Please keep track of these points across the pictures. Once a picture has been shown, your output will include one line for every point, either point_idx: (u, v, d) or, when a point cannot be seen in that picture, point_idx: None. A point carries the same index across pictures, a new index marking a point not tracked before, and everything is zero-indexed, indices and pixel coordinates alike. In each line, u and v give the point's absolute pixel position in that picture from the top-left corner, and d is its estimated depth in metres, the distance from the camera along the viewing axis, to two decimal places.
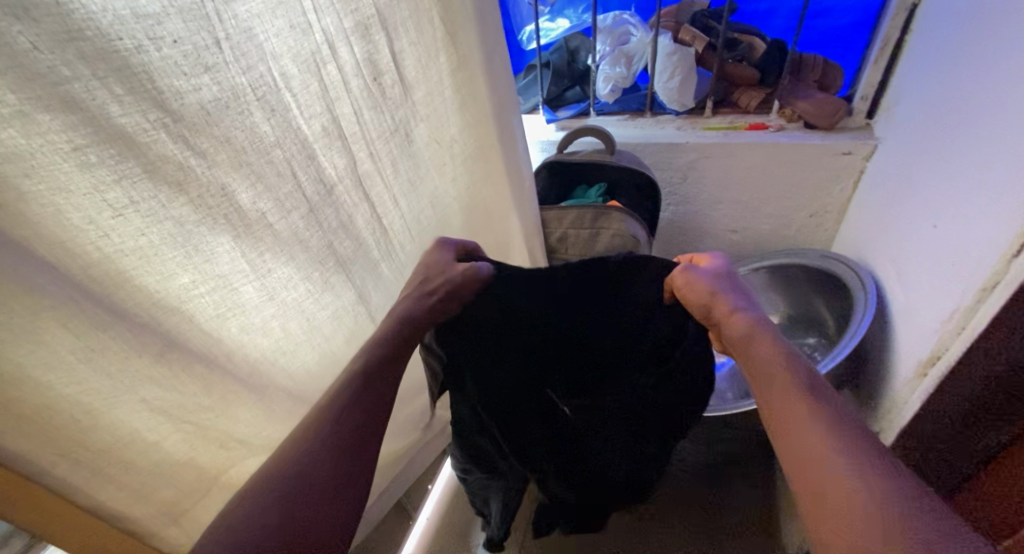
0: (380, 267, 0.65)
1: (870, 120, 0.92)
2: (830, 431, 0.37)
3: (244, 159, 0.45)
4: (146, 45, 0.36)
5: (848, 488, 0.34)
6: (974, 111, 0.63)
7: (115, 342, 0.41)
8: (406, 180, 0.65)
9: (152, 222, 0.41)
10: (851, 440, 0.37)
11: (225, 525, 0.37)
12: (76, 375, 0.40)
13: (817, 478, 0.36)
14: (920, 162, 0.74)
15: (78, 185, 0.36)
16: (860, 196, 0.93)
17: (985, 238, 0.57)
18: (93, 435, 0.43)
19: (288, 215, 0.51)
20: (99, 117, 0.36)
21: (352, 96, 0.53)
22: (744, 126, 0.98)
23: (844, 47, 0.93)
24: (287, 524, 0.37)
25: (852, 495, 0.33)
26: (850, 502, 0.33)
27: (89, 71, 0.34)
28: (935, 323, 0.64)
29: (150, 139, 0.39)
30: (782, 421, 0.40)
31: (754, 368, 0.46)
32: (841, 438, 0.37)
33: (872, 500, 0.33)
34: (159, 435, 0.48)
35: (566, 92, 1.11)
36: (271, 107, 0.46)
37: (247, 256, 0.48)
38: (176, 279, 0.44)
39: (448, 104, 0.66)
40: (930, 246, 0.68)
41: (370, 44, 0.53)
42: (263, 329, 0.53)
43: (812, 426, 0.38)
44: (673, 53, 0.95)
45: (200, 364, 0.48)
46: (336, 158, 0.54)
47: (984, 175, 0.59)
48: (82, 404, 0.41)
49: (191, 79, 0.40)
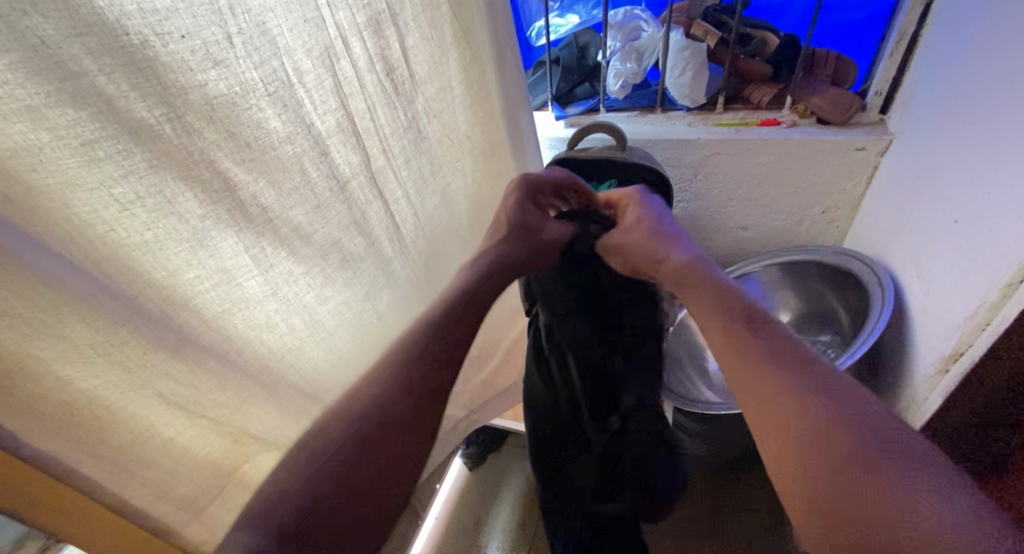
0: (394, 263, 0.64)
1: (883, 115, 0.91)
2: (779, 358, 0.38)
3: (249, 154, 0.44)
4: (153, 41, 0.35)
5: (800, 407, 0.35)
6: (997, 104, 0.61)
7: (134, 337, 0.41)
8: (418, 176, 0.64)
9: (157, 217, 0.39)
10: (797, 366, 0.38)
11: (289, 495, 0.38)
12: (95, 369, 0.40)
13: (767, 395, 0.37)
14: (941, 156, 0.72)
15: (85, 179, 0.35)
16: (874, 191, 0.92)
17: (1011, 234, 0.56)
18: (113, 431, 0.42)
19: (292, 210, 0.49)
20: (107, 111, 0.35)
21: (365, 92, 0.53)
22: (756, 122, 0.98)
23: (858, 42, 0.92)
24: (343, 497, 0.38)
25: (801, 412, 0.35)
26: (815, 455, 0.33)
27: (97, 65, 0.33)
28: (959, 318, 0.63)
29: (154, 135, 0.37)
30: (734, 343, 0.41)
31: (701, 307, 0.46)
32: (789, 364, 0.38)
33: (821, 418, 0.34)
34: (175, 430, 0.47)
35: (576, 88, 1.09)
36: (283, 103, 0.45)
37: (250, 251, 0.46)
38: (182, 274, 0.42)
39: (458, 100, 0.65)
40: (951, 242, 0.67)
41: (382, 38, 0.52)
42: (268, 325, 0.51)
43: (764, 377, 0.38)
44: (685, 49, 0.94)
45: (212, 359, 0.47)
46: (350, 155, 0.53)
47: (1008, 171, 0.58)
48: (99, 400, 0.41)
49: (198, 75, 0.38)
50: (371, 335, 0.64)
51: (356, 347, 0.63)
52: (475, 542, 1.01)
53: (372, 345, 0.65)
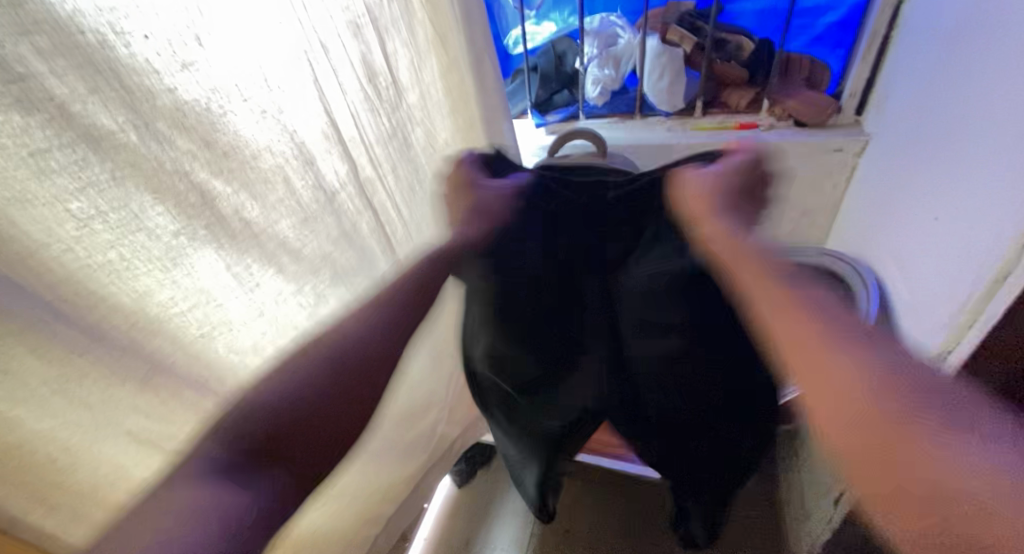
0: (388, 276, 0.62)
1: (858, 117, 0.93)
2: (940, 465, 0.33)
3: (227, 165, 0.40)
4: (112, 40, 0.32)
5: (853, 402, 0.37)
6: (968, 103, 0.63)
7: (95, 368, 0.36)
8: (407, 187, 0.61)
9: (123, 234, 0.35)
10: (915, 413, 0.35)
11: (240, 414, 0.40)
12: (53, 409, 0.34)
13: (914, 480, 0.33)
14: (918, 153, 0.74)
15: (36, 194, 0.30)
16: (853, 192, 0.94)
17: (993, 227, 0.56)
18: (74, 477, 0.37)
19: (278, 223, 0.46)
20: (60, 116, 0.30)
21: (347, 97, 0.50)
22: (734, 125, 0.98)
23: (832, 45, 0.94)
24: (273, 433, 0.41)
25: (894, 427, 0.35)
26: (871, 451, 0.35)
27: (48, 66, 0.29)
28: (946, 316, 0.62)
29: (118, 144, 0.34)
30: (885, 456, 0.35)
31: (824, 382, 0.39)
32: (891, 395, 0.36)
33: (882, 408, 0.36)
34: (149, 472, 0.42)
35: (555, 96, 1.08)
36: (261, 109, 0.42)
37: (231, 268, 0.43)
38: (154, 296, 0.38)
39: (440, 106, 0.63)
40: (931, 240, 0.68)
41: (362, 44, 0.49)
42: (254, 350, 0.47)
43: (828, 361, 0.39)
44: (662, 55, 0.94)
45: (190, 389, 0.43)
46: (337, 164, 0.50)
47: (984, 166, 0.59)
48: (59, 443, 0.35)
49: (165, 79, 0.35)
50: None
51: None
52: None
53: None
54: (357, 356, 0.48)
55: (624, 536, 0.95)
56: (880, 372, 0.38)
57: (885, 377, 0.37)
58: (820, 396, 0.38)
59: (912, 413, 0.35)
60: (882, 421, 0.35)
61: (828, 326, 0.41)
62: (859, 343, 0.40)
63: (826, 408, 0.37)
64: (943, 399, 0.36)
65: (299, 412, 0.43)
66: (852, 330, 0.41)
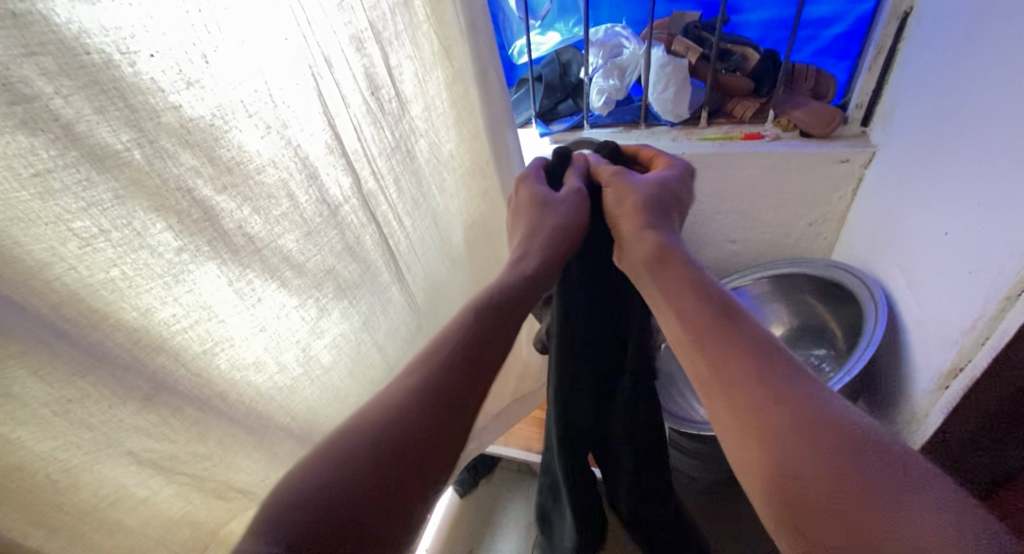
0: (390, 289, 0.61)
1: (864, 128, 0.93)
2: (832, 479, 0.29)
3: (231, 180, 0.40)
4: (118, 60, 0.32)
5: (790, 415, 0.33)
6: (979, 115, 0.63)
7: (98, 388, 0.36)
8: (410, 199, 0.61)
9: (126, 251, 0.35)
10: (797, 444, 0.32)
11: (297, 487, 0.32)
12: (53, 429, 0.34)
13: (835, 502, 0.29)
14: (926, 165, 0.73)
15: (39, 214, 0.30)
16: (860, 203, 0.93)
17: (1009, 242, 0.55)
18: (73, 496, 0.37)
19: (281, 238, 0.45)
20: (65, 136, 0.31)
21: (349, 111, 0.50)
22: (739, 135, 0.98)
23: (836, 56, 0.94)
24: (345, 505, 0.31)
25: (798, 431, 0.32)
26: (807, 462, 0.31)
27: (52, 87, 0.29)
28: (958, 331, 0.63)
29: (122, 162, 0.34)
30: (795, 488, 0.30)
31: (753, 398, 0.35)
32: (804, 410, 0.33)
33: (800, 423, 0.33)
34: (150, 490, 0.42)
35: (559, 105, 1.08)
36: (266, 124, 0.42)
37: (233, 284, 0.42)
38: (156, 312, 0.38)
39: (445, 118, 0.63)
40: (942, 253, 0.67)
41: (365, 57, 0.49)
42: (255, 365, 0.47)
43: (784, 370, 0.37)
44: (667, 65, 0.94)
45: (191, 407, 0.42)
46: (340, 177, 0.50)
47: (996, 180, 0.58)
48: (59, 463, 0.35)
49: (170, 97, 0.35)
50: (368, 367, 0.60)
51: (344, 383, 0.58)
52: None
53: (363, 380, 0.60)
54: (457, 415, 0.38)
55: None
56: (767, 396, 0.35)
57: (768, 404, 0.35)
58: (726, 418, 0.37)
59: (778, 441, 0.32)
60: (779, 451, 0.32)
61: (751, 342, 0.39)
62: (749, 361, 0.38)
63: (727, 435, 0.36)
64: (800, 432, 0.32)
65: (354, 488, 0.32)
66: (745, 351, 0.38)
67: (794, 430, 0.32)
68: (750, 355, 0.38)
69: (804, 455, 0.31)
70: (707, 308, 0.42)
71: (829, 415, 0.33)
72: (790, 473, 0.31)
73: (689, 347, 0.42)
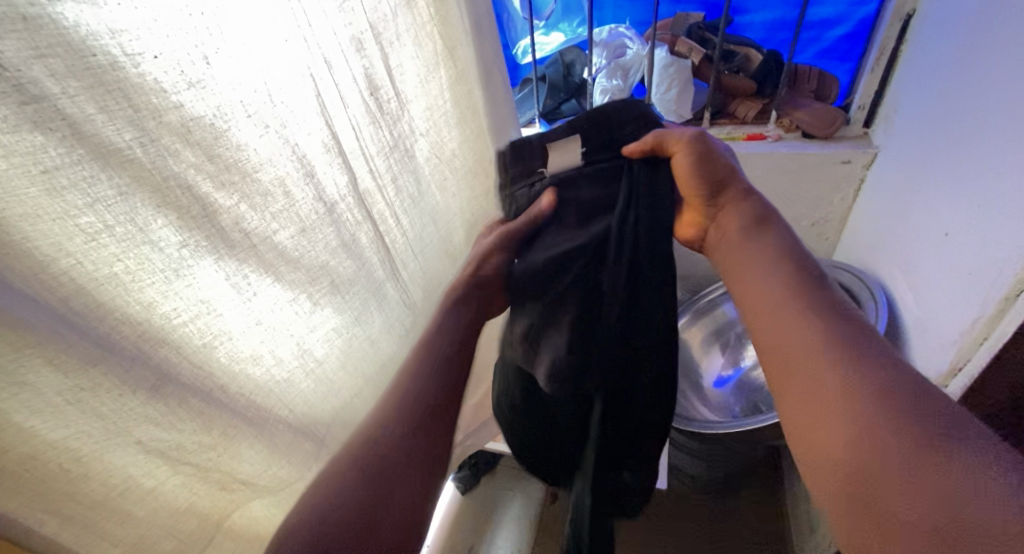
0: (385, 286, 0.62)
1: (867, 129, 0.93)
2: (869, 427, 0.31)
3: (229, 178, 0.41)
4: (123, 62, 0.33)
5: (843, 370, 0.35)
6: (980, 118, 0.62)
7: (107, 379, 0.37)
8: (407, 197, 0.62)
9: (129, 246, 0.36)
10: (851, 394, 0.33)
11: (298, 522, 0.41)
12: (65, 418, 0.35)
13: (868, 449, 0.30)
14: (927, 167, 0.73)
15: (47, 210, 0.31)
16: (861, 204, 0.93)
17: (1008, 245, 0.55)
18: (84, 485, 0.38)
19: (277, 233, 0.46)
20: (72, 135, 0.31)
21: (347, 110, 0.51)
22: (742, 136, 0.98)
23: (839, 58, 0.94)
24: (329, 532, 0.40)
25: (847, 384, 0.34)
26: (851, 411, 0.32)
27: (60, 87, 0.30)
28: (956, 332, 0.63)
29: (125, 160, 0.34)
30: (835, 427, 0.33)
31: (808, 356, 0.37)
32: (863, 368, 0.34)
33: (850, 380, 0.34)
34: (157, 480, 0.43)
35: (563, 105, 1.07)
36: (264, 123, 0.43)
37: (230, 278, 0.43)
38: (157, 307, 0.39)
39: (447, 118, 0.64)
40: (943, 254, 0.67)
41: (365, 58, 0.50)
42: (253, 359, 0.48)
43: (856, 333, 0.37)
44: (670, 65, 0.95)
45: (196, 399, 0.43)
46: (337, 176, 0.51)
47: (996, 182, 0.58)
48: (70, 452, 0.36)
49: (173, 96, 0.36)
50: (361, 361, 0.61)
51: (340, 376, 0.59)
52: None
53: (359, 374, 0.61)
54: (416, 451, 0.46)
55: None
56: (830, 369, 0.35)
57: (832, 364, 0.35)
58: (783, 386, 0.38)
59: (841, 403, 0.33)
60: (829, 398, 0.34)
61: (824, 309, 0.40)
62: (824, 331, 0.37)
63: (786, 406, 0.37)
64: (868, 401, 0.32)
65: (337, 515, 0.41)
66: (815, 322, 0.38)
67: (856, 394, 0.33)
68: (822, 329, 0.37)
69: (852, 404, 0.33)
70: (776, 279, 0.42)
71: (912, 386, 0.32)
72: (852, 443, 0.31)
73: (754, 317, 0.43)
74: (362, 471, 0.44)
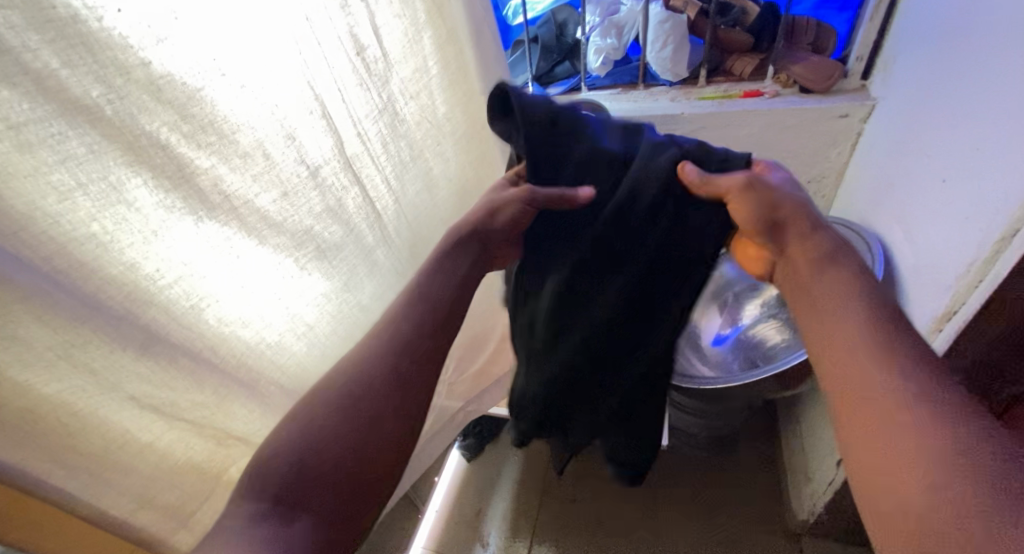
0: (376, 251, 0.62)
1: (865, 82, 0.90)
2: (903, 396, 0.35)
3: (205, 138, 0.41)
4: (85, 15, 0.32)
5: (881, 386, 0.36)
6: (979, 60, 0.61)
7: (96, 336, 0.38)
8: (397, 161, 0.61)
9: (104, 206, 0.36)
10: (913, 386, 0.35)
11: (275, 464, 0.42)
12: (56, 372, 0.37)
13: (880, 429, 0.35)
14: (926, 117, 0.71)
15: (19, 166, 0.31)
16: (858, 158, 0.92)
17: (1005, 189, 0.54)
18: (83, 438, 0.39)
19: (258, 197, 0.46)
20: (37, 89, 0.31)
21: (334, 73, 0.50)
22: (739, 93, 0.96)
23: (837, 7, 0.92)
24: (328, 457, 0.43)
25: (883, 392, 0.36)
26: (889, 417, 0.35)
27: (21, 39, 0.30)
28: (953, 277, 0.61)
29: (94, 117, 0.34)
30: (857, 403, 0.37)
31: (836, 365, 0.40)
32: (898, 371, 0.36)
33: (900, 398, 0.35)
34: (153, 435, 0.45)
35: (556, 67, 1.06)
36: (240, 83, 0.42)
37: (211, 241, 0.43)
38: (140, 268, 0.39)
39: (435, 81, 0.63)
40: (939, 203, 0.66)
41: (350, 16, 0.49)
42: (241, 320, 0.48)
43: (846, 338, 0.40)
44: (665, 21, 0.92)
45: (185, 358, 0.44)
46: (321, 139, 0.50)
47: (992, 126, 0.57)
48: (65, 406, 0.38)
49: (139, 52, 0.35)
50: (353, 325, 0.62)
51: (332, 340, 0.60)
52: (476, 532, 1.10)
53: (352, 339, 0.62)
54: (392, 382, 0.48)
55: (624, 510, 1.08)
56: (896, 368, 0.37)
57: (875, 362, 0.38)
58: (836, 382, 0.40)
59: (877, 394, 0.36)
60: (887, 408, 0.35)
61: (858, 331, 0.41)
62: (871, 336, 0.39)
63: (839, 399, 0.39)
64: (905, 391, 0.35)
65: (314, 457, 0.43)
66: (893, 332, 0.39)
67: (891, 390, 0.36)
68: (867, 317, 0.41)
69: (851, 388, 0.38)
70: (845, 280, 0.44)
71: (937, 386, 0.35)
72: (909, 433, 0.33)
73: (803, 303, 0.46)
74: (359, 390, 0.47)
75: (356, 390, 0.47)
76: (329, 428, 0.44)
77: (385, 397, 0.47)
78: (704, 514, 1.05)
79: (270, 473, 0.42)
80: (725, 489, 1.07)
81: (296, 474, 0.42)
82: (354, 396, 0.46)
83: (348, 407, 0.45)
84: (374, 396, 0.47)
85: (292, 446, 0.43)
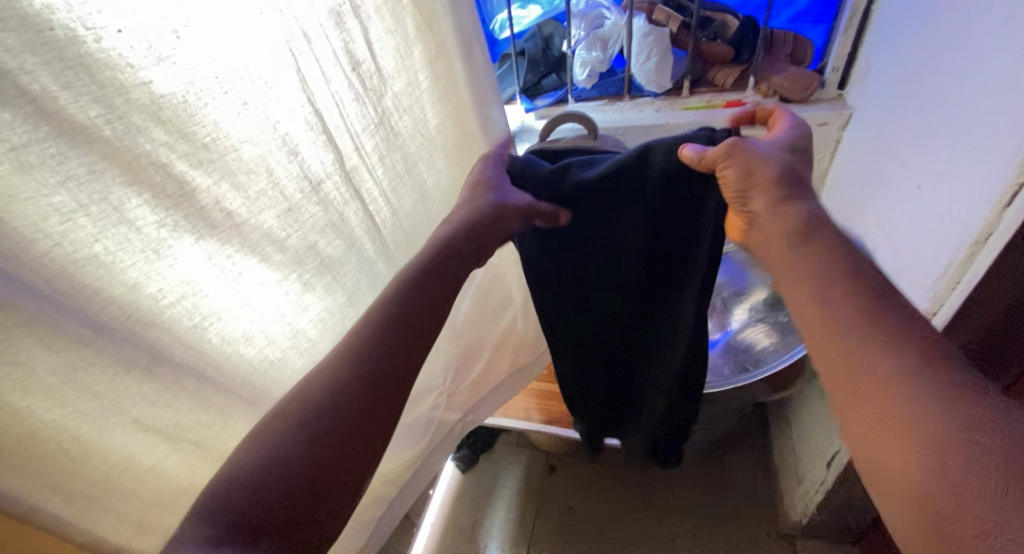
0: (377, 265, 0.62)
1: (842, 91, 0.94)
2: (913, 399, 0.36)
3: (207, 156, 0.41)
4: (83, 36, 0.32)
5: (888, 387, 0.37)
6: (950, 70, 0.64)
7: (100, 358, 0.38)
8: (394, 174, 0.62)
9: (106, 226, 0.36)
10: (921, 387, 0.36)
11: (225, 492, 0.40)
12: (59, 397, 0.36)
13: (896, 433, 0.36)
14: (902, 125, 0.74)
15: (19, 189, 0.31)
16: (839, 165, 0.95)
17: (977, 193, 0.56)
18: (85, 464, 0.39)
19: (261, 214, 0.46)
20: (35, 112, 0.31)
21: (331, 88, 0.50)
22: (721, 104, 0.98)
23: (813, 20, 0.96)
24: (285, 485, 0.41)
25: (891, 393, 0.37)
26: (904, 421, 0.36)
27: (16, 62, 0.30)
28: (931, 279, 0.64)
29: (92, 138, 0.34)
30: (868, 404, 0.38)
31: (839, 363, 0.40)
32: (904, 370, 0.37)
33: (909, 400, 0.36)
34: (157, 457, 0.45)
35: (543, 80, 1.08)
36: (242, 100, 0.42)
37: (213, 258, 0.43)
38: (143, 287, 0.39)
39: (426, 95, 0.63)
40: (917, 207, 0.69)
41: (344, 32, 0.49)
42: (244, 338, 0.48)
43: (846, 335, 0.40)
44: (649, 34, 0.94)
45: (189, 378, 0.44)
46: (322, 154, 0.51)
47: (965, 132, 0.60)
48: (68, 431, 0.37)
49: (141, 72, 0.35)
50: None
51: None
52: (474, 545, 1.09)
53: None
54: (370, 396, 0.46)
55: (619, 515, 1.08)
56: (895, 365, 0.37)
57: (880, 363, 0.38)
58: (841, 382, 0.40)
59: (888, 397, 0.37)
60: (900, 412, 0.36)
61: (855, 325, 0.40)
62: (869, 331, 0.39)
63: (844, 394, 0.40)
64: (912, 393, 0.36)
65: (275, 490, 0.40)
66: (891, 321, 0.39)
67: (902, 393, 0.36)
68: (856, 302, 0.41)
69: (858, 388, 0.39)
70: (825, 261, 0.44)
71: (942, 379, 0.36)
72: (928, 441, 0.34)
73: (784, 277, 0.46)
74: (325, 407, 0.45)
75: (326, 409, 0.44)
76: (292, 457, 0.42)
77: (365, 408, 0.45)
78: (700, 516, 1.06)
79: (220, 502, 0.39)
80: (720, 492, 1.09)
81: (251, 508, 0.40)
82: (323, 415, 0.44)
83: (313, 433, 0.43)
84: (346, 412, 0.45)
85: (247, 474, 0.41)
